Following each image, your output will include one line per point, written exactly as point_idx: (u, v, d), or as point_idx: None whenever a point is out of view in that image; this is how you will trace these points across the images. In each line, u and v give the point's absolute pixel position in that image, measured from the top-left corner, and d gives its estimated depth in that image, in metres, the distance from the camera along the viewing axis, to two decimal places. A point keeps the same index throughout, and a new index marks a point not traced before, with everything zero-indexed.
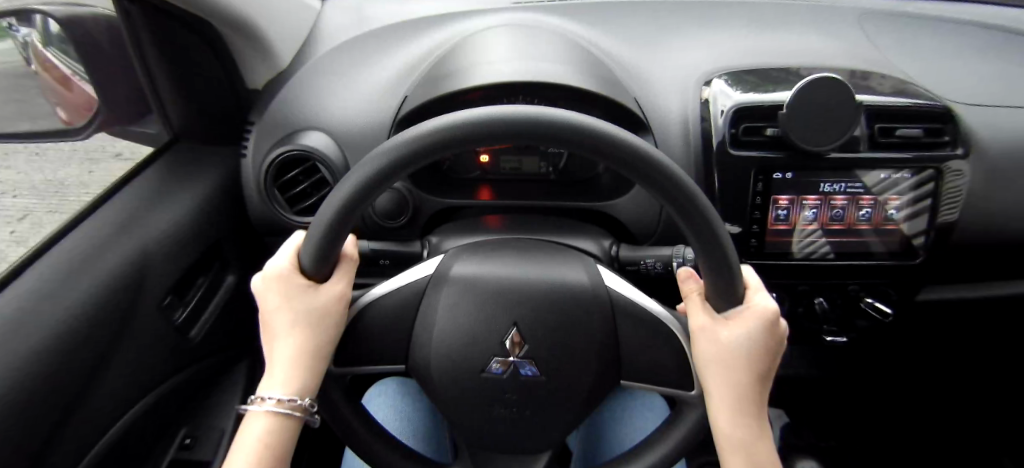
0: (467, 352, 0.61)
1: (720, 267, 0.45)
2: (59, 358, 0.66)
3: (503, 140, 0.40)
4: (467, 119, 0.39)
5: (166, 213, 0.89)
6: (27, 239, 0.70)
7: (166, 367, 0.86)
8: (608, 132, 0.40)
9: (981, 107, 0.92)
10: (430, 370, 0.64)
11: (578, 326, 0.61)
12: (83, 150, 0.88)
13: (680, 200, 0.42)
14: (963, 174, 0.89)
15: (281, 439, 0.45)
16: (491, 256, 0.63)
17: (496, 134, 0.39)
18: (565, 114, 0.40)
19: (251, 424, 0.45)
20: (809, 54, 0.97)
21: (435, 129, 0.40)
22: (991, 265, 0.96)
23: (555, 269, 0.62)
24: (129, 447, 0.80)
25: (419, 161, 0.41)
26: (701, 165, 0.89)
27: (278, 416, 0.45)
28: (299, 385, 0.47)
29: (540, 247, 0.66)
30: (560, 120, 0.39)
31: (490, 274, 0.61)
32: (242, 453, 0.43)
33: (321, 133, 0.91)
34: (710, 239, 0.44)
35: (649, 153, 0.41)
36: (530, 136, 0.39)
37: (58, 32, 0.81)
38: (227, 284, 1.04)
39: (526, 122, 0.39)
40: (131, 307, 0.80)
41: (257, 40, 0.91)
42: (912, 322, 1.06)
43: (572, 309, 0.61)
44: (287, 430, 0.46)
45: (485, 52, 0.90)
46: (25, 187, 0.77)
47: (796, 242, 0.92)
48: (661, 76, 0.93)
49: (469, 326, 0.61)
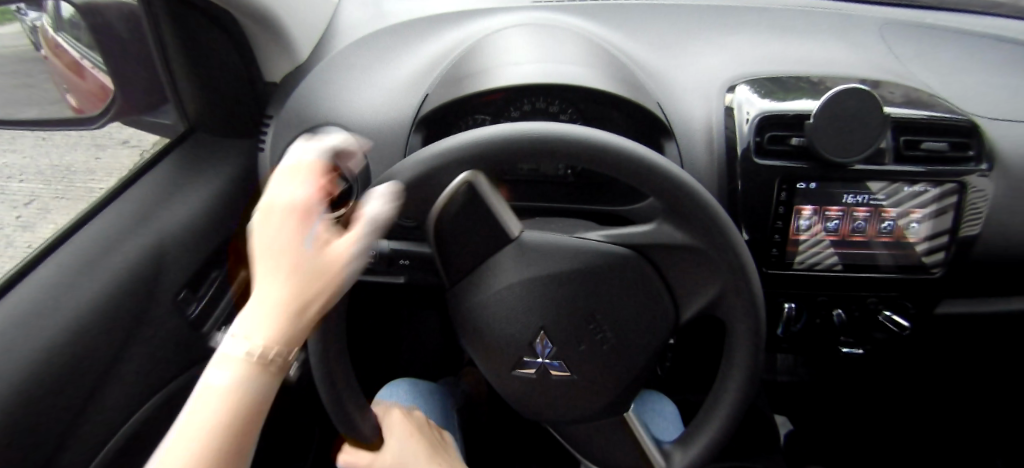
0: (512, 305, 0.58)
1: (729, 264, 0.51)
2: (74, 353, 0.65)
3: (664, 191, 0.47)
4: (485, 136, 0.46)
5: (182, 205, 0.89)
6: (35, 226, 0.68)
7: (177, 363, 0.85)
8: (603, 137, 0.46)
9: (1001, 122, 0.91)
10: (602, 330, 0.59)
11: (611, 366, 0.61)
12: (90, 137, 0.86)
13: (691, 206, 0.48)
14: (986, 192, 0.88)
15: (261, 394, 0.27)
16: (547, 283, 0.57)
17: (510, 146, 0.46)
18: (559, 127, 0.46)
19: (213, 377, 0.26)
20: (833, 63, 0.96)
21: (455, 146, 0.47)
22: (1009, 280, 0.96)
23: (590, 343, 0.59)
24: (144, 443, 0.78)
25: (447, 173, 0.48)
26: (725, 173, 0.88)
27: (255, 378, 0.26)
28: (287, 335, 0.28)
29: (568, 288, 0.57)
30: (552, 133, 0.46)
31: (538, 286, 0.57)
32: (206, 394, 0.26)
33: (340, 129, 0.90)
34: (722, 240, 0.49)
35: (652, 158, 0.46)
36: (503, 145, 0.46)
37: (70, 15, 0.78)
38: (240, 278, 1.03)
39: (531, 134, 0.46)
40: (146, 300, 0.79)
41: (277, 32, 0.90)
42: (929, 335, 1.05)
43: (541, 386, 0.64)
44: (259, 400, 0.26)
45: (508, 51, 0.89)
46: (31, 171, 0.73)
47: (810, 253, 0.91)
48: (685, 81, 0.93)
49: (527, 298, 0.58)
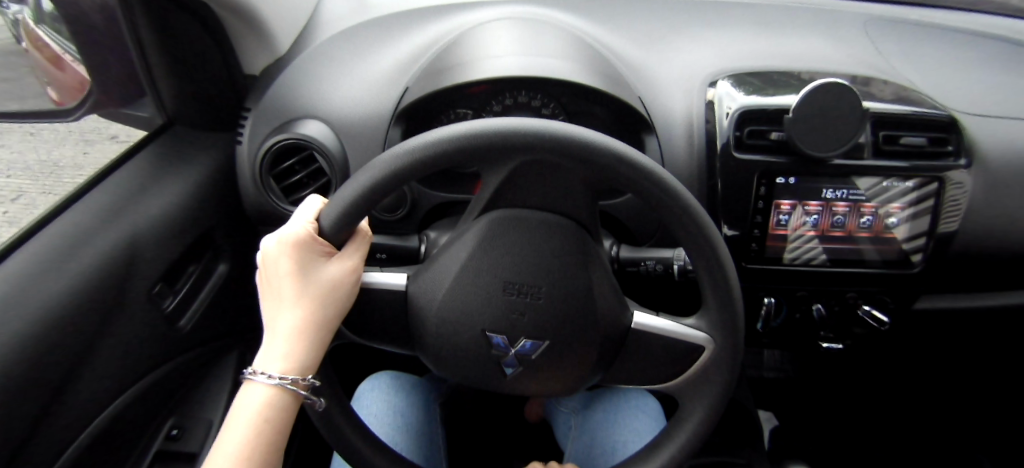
0: (459, 306, 0.56)
1: (710, 263, 0.48)
2: (43, 347, 0.65)
3: (486, 152, 0.42)
4: (433, 141, 0.42)
5: (157, 199, 0.88)
6: (19, 219, 0.67)
7: (154, 356, 0.85)
8: (563, 131, 0.41)
9: (981, 118, 0.91)
10: (540, 296, 0.54)
11: (578, 350, 0.58)
12: (77, 131, 0.85)
13: (669, 204, 0.45)
14: (965, 186, 0.89)
15: (279, 414, 0.43)
16: (479, 270, 0.53)
17: (465, 152, 0.42)
18: (512, 122, 0.41)
19: (248, 394, 0.43)
20: (815, 59, 0.96)
21: (401, 155, 0.43)
22: (988, 275, 0.96)
23: (545, 315, 0.55)
24: (115, 438, 0.78)
25: (401, 184, 0.44)
26: (704, 168, 0.88)
27: (279, 390, 0.43)
28: (301, 359, 0.45)
29: (496, 263, 0.53)
30: (503, 131, 0.41)
31: (472, 277, 0.54)
32: (238, 425, 0.41)
33: (318, 122, 0.89)
34: (700, 237, 0.47)
35: (624, 154, 0.42)
36: (444, 151, 0.42)
37: (51, 9, 0.76)
38: (218, 273, 1.02)
39: (482, 137, 0.41)
40: (118, 294, 0.78)
41: (256, 26, 0.89)
42: (908, 330, 1.05)
43: (530, 378, 0.62)
44: (285, 405, 0.44)
45: (489, 44, 0.88)
46: (19, 168, 0.72)
47: (793, 247, 0.91)
48: (666, 76, 0.93)
49: (466, 291, 0.55)
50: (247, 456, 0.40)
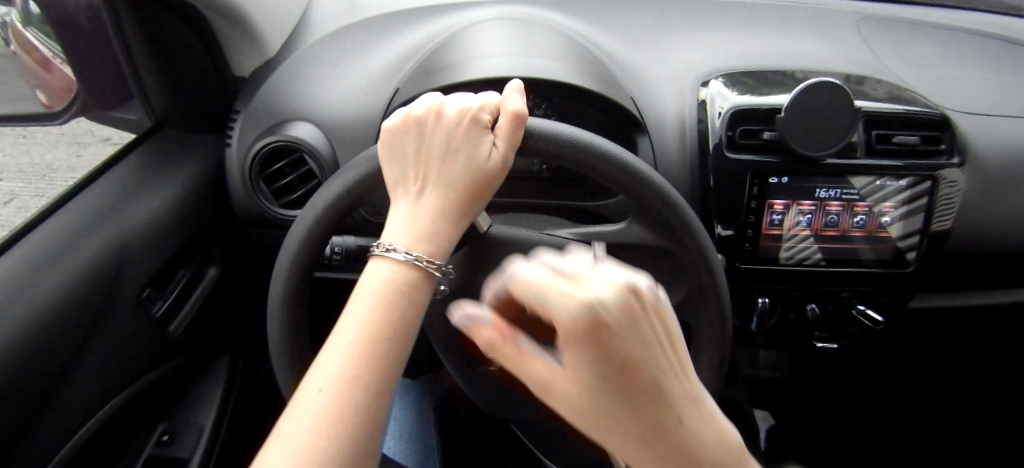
0: None
1: (708, 286, 0.57)
2: (29, 354, 0.64)
3: (562, 153, 0.51)
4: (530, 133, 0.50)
5: (146, 202, 0.87)
6: (11, 222, 0.68)
7: (144, 362, 0.84)
8: (625, 160, 0.53)
9: (974, 116, 0.91)
10: None
11: None
12: (70, 133, 0.85)
13: (680, 229, 0.55)
14: (958, 184, 0.88)
15: (408, 292, 0.40)
16: None
17: (544, 150, 0.51)
18: (592, 141, 0.52)
19: (372, 270, 0.41)
20: (808, 57, 0.96)
21: None
22: (983, 273, 0.96)
23: None
24: (105, 445, 0.77)
25: None
26: (697, 168, 0.87)
27: (405, 265, 0.41)
28: (427, 237, 0.42)
29: None
30: (584, 143, 0.52)
31: None
32: (360, 300, 0.39)
33: (309, 124, 0.88)
34: (700, 256, 0.56)
35: (661, 188, 0.54)
36: (539, 146, 0.51)
37: (37, 11, 0.75)
38: (209, 277, 1.01)
39: (562, 140, 0.51)
40: (107, 300, 0.77)
41: (246, 28, 0.89)
42: (904, 329, 1.05)
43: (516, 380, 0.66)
44: (410, 283, 0.40)
45: (481, 45, 0.88)
46: (11, 169, 0.73)
47: (786, 248, 0.91)
48: (659, 76, 0.92)
49: None
50: (358, 360, 0.36)
